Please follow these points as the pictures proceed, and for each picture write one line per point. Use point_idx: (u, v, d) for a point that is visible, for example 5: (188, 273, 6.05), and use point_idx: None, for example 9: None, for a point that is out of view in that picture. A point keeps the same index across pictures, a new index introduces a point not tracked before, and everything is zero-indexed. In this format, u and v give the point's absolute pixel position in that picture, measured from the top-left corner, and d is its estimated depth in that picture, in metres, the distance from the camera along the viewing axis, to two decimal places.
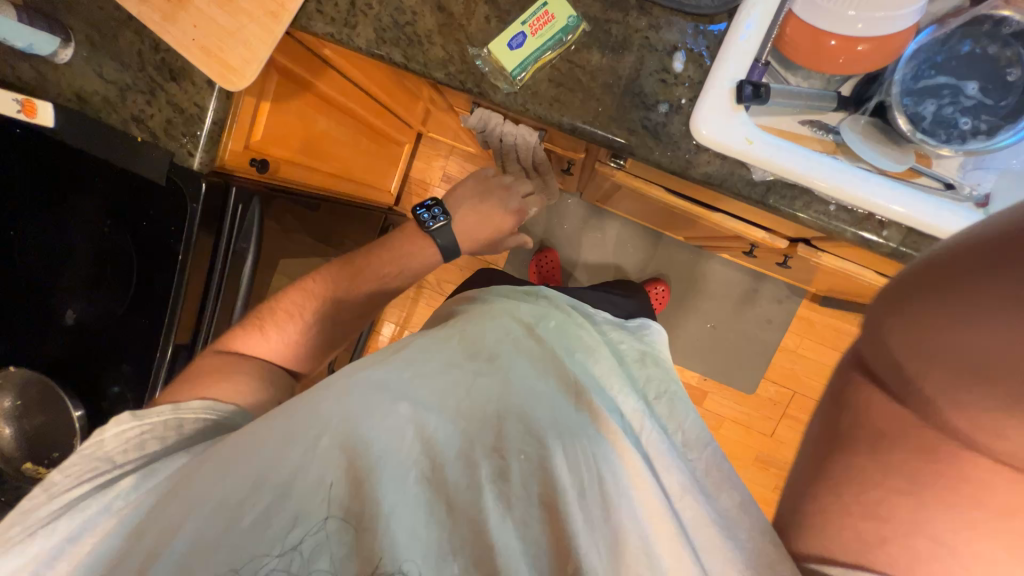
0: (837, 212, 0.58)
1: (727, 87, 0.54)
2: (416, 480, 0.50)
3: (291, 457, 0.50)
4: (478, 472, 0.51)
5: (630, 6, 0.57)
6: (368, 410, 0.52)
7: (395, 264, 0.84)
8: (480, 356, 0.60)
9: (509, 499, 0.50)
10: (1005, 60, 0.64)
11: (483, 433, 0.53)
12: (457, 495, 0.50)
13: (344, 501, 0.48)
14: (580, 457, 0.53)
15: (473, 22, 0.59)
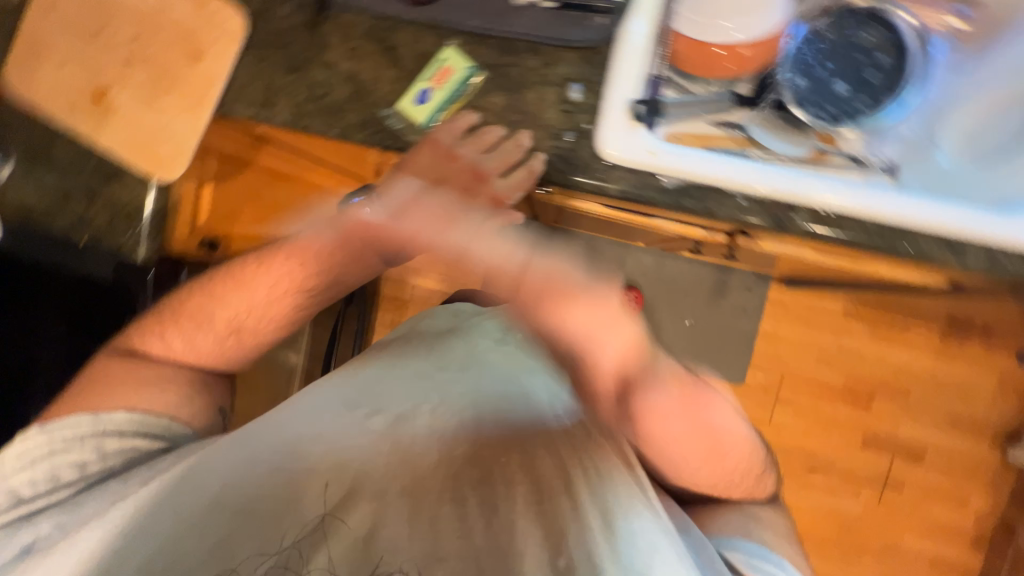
0: (748, 205, 0.60)
1: (623, 107, 0.58)
2: (399, 492, 0.53)
3: (286, 475, 0.55)
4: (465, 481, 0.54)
5: (522, 49, 0.61)
6: (347, 432, 0.58)
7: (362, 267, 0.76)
8: (451, 367, 0.68)
9: (494, 505, 0.53)
10: (873, 43, 0.71)
11: (464, 438, 0.57)
12: (442, 505, 0.52)
13: (333, 505, 0.52)
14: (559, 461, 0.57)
15: (382, 85, 0.63)
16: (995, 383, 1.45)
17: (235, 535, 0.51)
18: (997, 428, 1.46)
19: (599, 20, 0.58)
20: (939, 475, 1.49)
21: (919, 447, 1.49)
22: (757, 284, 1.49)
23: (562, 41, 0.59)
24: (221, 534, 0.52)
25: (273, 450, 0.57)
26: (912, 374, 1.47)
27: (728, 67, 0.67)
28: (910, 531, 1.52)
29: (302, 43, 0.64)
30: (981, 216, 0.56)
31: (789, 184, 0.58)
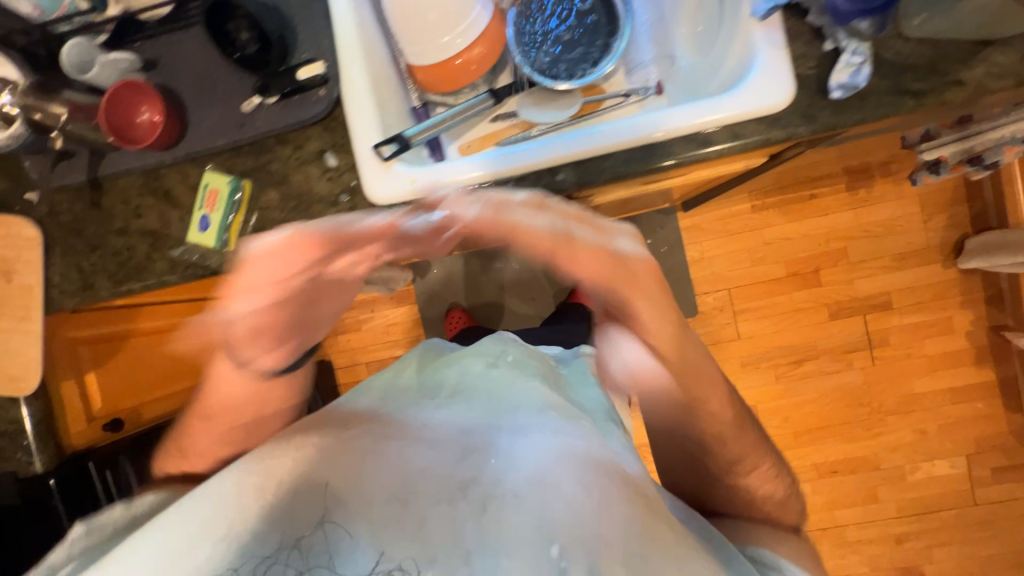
0: (517, 185, 0.63)
1: (371, 154, 0.63)
2: (411, 509, 0.50)
3: (379, 460, 0.54)
4: (476, 491, 0.51)
5: (272, 144, 0.65)
6: (354, 452, 0.54)
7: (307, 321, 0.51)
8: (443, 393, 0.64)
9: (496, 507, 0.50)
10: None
11: (456, 454, 0.54)
12: (437, 507, 0.50)
13: (336, 511, 0.50)
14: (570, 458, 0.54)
15: (172, 227, 0.67)
16: (919, 209, 1.47)
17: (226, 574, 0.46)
18: (943, 247, 1.47)
19: (320, 92, 0.63)
20: (914, 313, 1.49)
21: (883, 297, 1.50)
22: (666, 221, 1.53)
23: (297, 123, 0.64)
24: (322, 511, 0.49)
25: (282, 492, 0.51)
26: (843, 235, 1.50)
27: (470, 70, 0.73)
28: (916, 376, 1.50)
29: (93, 222, 0.69)
30: (716, 101, 0.59)
31: (537, 153, 0.62)
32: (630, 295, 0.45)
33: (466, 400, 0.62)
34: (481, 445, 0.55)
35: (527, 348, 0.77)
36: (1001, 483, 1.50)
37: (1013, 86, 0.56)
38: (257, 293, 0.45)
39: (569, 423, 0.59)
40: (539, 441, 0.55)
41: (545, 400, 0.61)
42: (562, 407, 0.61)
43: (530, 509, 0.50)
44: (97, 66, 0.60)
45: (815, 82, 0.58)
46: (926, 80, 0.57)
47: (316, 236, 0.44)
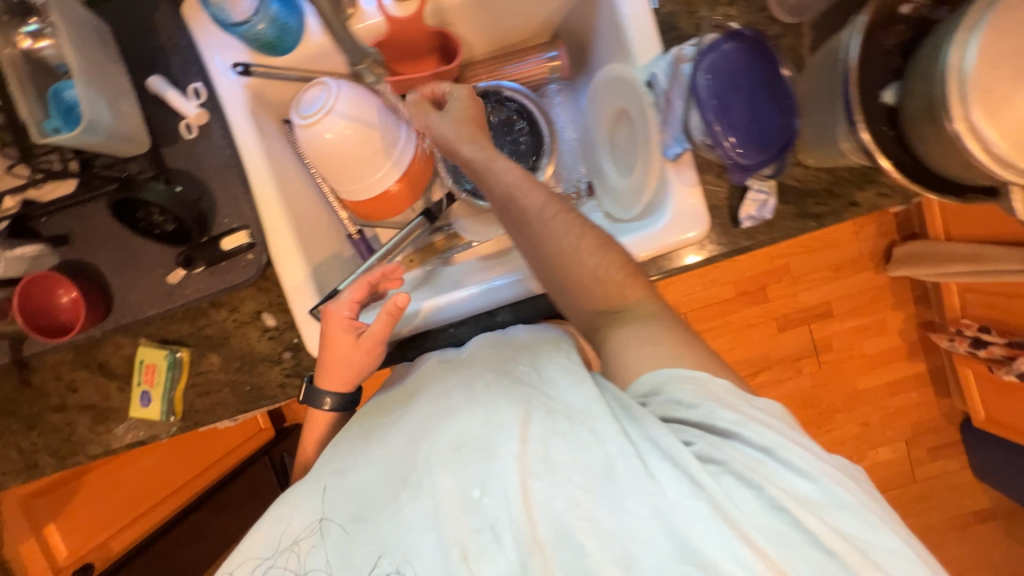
0: (459, 326, 0.67)
1: (309, 317, 0.63)
2: (356, 531, 0.47)
3: (343, 462, 0.52)
4: (407, 502, 0.46)
5: (206, 308, 0.65)
6: (320, 476, 0.53)
7: (348, 365, 0.60)
8: (403, 396, 0.58)
9: (441, 471, 0.46)
10: (501, 115, 0.74)
11: (401, 446, 0.50)
12: (384, 506, 0.47)
13: (330, 506, 0.50)
14: (485, 423, 0.47)
15: (114, 399, 0.66)
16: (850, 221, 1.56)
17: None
18: (874, 255, 1.58)
19: (247, 256, 0.62)
20: (852, 318, 1.61)
21: (824, 306, 1.60)
22: None
23: (228, 288, 0.62)
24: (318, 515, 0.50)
25: (299, 496, 0.52)
26: (784, 251, 1.57)
27: (397, 202, 0.72)
28: (858, 374, 1.63)
29: (26, 402, 0.66)
30: (644, 231, 0.62)
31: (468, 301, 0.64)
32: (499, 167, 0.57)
33: (423, 390, 0.56)
34: (435, 420, 0.50)
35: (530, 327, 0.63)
36: (937, 460, 1.66)
37: (901, 201, 0.61)
38: (364, 366, 0.61)
39: (503, 392, 0.49)
40: (464, 424, 0.48)
41: (488, 360, 0.55)
42: (498, 361, 0.55)
43: (455, 467, 0.46)
44: (3, 263, 0.58)
45: (728, 212, 0.62)
46: (825, 202, 0.61)
47: (377, 327, 0.59)
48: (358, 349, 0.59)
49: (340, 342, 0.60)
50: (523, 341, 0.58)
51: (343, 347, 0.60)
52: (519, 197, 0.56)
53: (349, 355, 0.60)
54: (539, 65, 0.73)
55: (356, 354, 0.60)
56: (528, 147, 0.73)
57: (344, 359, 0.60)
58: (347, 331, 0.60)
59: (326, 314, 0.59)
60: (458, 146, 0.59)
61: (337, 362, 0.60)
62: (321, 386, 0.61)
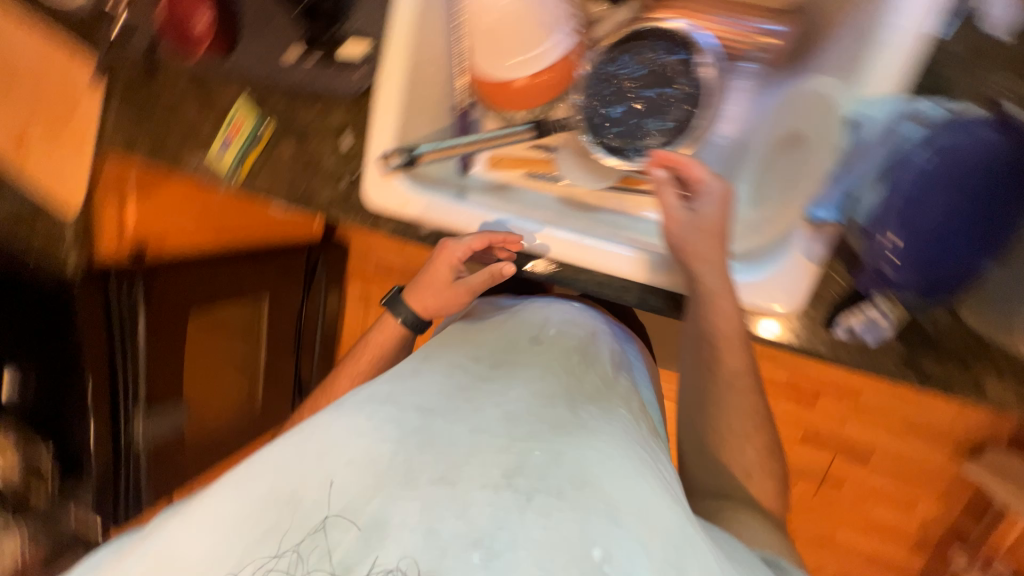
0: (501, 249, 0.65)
1: (379, 159, 0.63)
2: (428, 504, 0.43)
3: (418, 416, 0.51)
4: (506, 496, 0.43)
5: (303, 99, 0.66)
6: (378, 426, 0.50)
7: (435, 298, 0.71)
8: (489, 370, 0.63)
9: (540, 486, 0.44)
10: (670, 69, 0.63)
11: (500, 433, 0.49)
12: (475, 492, 0.44)
13: (375, 467, 0.46)
14: (604, 463, 0.48)
15: (203, 132, 0.72)
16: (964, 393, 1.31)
17: (244, 570, 0.42)
18: (961, 440, 1.34)
19: (358, 73, 0.62)
20: (883, 479, 1.43)
21: (867, 450, 1.41)
22: None
23: (329, 93, 0.64)
24: (370, 482, 0.45)
25: (364, 432, 0.49)
26: (867, 376, 1.37)
27: (513, 98, 0.67)
28: (845, 527, 1.48)
29: (143, 92, 0.74)
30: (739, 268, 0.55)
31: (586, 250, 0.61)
32: (698, 263, 0.53)
33: (514, 378, 0.61)
34: (545, 434, 0.50)
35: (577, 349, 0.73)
36: None
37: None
38: (448, 300, 0.70)
39: (624, 450, 0.52)
40: (584, 456, 0.48)
41: (583, 397, 0.61)
42: (577, 394, 0.61)
43: (574, 494, 0.44)
44: None
45: (828, 309, 0.53)
46: (943, 366, 0.51)
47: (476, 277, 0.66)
48: (449, 286, 0.68)
49: (441, 270, 0.68)
50: (598, 392, 0.65)
51: (442, 278, 0.68)
52: (711, 324, 0.53)
53: (444, 287, 0.69)
54: (746, 32, 0.60)
55: (454, 289, 0.69)
56: (674, 117, 0.63)
57: (438, 288, 0.70)
58: (445, 267, 0.67)
59: (444, 245, 0.64)
60: (675, 227, 0.54)
61: (430, 290, 0.70)
62: (406, 299, 0.73)
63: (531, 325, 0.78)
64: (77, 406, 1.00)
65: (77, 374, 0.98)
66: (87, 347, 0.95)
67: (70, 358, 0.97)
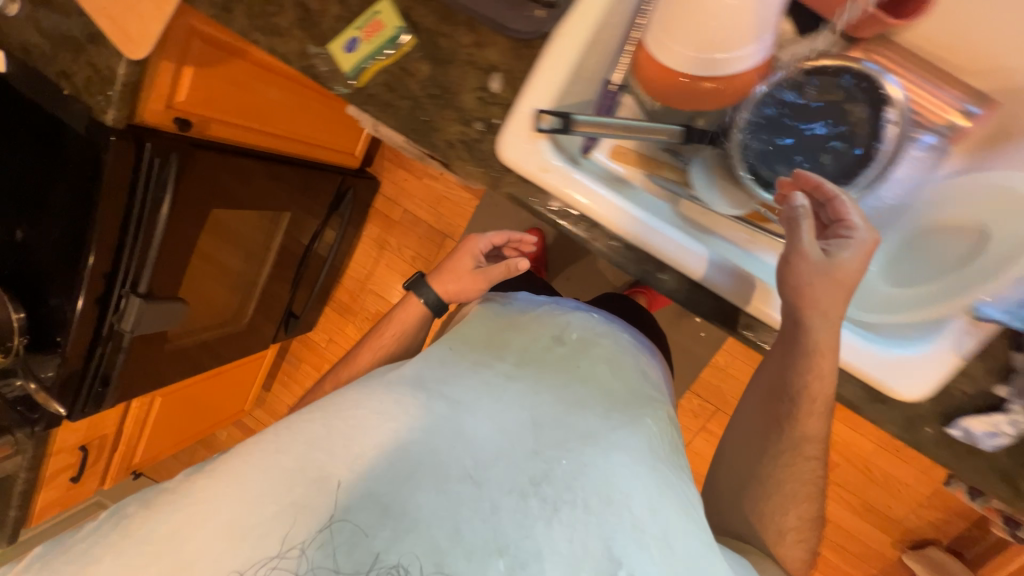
0: (626, 249, 0.60)
1: (529, 115, 0.56)
2: (461, 491, 0.52)
3: (445, 408, 0.57)
4: (529, 503, 0.52)
5: (459, 21, 0.58)
6: (410, 418, 0.56)
7: (458, 282, 0.85)
8: (507, 364, 0.64)
9: (555, 503, 0.52)
10: (852, 117, 0.59)
11: (525, 443, 0.56)
12: (503, 497, 0.52)
13: (405, 463, 0.53)
14: (617, 479, 0.54)
15: (325, 22, 0.63)
16: (928, 494, 1.39)
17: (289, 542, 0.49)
18: (908, 532, 1.43)
19: (537, 12, 0.55)
20: (829, 549, 1.51)
21: (821, 520, 1.49)
22: None
23: (496, 24, 0.56)
24: (401, 473, 0.52)
25: (388, 421, 0.56)
26: (846, 454, 1.43)
27: (684, 95, 0.63)
28: None
29: None
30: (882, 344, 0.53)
31: (665, 242, 0.57)
32: (810, 311, 0.53)
33: (535, 378, 0.63)
34: (568, 445, 0.56)
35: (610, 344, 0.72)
36: None
37: None
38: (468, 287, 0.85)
39: (638, 464, 0.57)
40: (608, 469, 0.54)
41: (604, 402, 0.62)
42: (603, 406, 0.62)
43: (590, 509, 0.52)
44: None
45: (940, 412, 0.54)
46: None
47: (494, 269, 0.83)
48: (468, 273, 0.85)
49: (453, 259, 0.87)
50: (626, 392, 0.65)
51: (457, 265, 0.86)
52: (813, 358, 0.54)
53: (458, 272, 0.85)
54: (942, 105, 0.57)
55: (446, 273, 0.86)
56: (839, 167, 0.60)
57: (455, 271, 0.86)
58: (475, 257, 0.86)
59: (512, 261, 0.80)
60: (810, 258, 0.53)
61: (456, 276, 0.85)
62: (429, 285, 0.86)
63: (555, 323, 0.73)
64: (67, 277, 0.88)
65: (78, 243, 0.86)
66: (99, 219, 0.83)
67: (75, 221, 0.85)
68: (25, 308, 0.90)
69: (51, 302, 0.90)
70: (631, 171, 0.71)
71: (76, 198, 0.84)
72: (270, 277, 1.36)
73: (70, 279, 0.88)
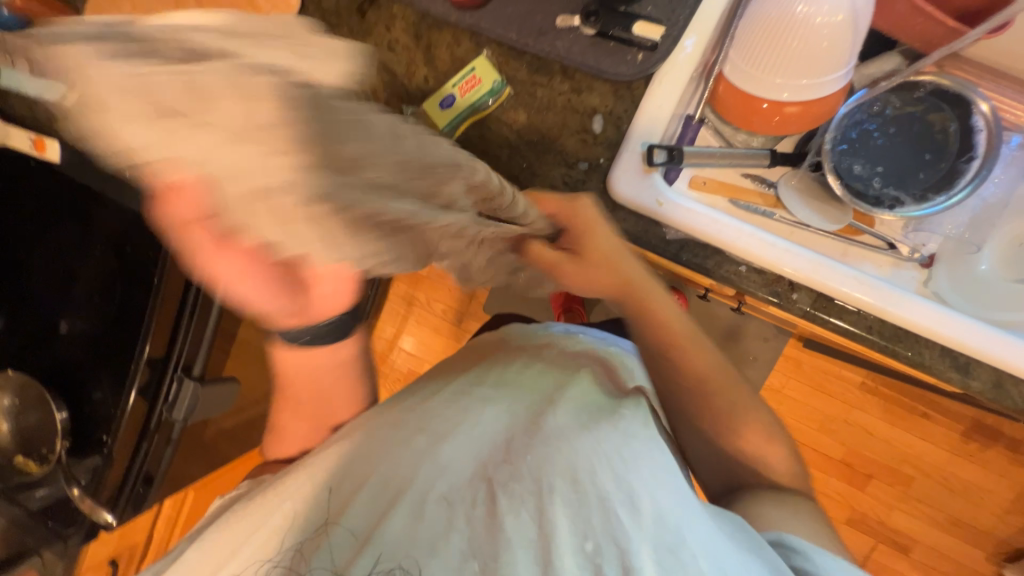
0: (749, 273, 0.58)
1: (639, 152, 0.57)
2: (431, 505, 0.44)
3: (412, 430, 0.52)
4: (497, 507, 0.44)
5: (554, 71, 0.60)
6: (387, 441, 0.52)
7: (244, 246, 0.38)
8: (486, 381, 0.59)
9: (524, 499, 0.44)
10: (937, 124, 0.62)
11: (492, 450, 0.49)
12: (472, 508, 0.44)
13: (374, 486, 0.47)
14: (591, 461, 0.47)
15: (413, 82, 0.64)
16: (1012, 497, 1.34)
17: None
18: (1001, 543, 1.36)
19: (636, 56, 0.57)
20: (921, 573, 1.40)
21: (909, 542, 1.40)
22: (776, 337, 1.36)
23: (594, 71, 0.58)
24: (369, 496, 0.46)
25: (357, 451, 0.52)
26: (921, 467, 1.38)
27: (771, 121, 0.64)
28: None
29: (348, 27, 0.65)
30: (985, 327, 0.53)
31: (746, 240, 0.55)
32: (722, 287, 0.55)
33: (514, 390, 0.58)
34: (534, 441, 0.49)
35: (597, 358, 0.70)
36: None
37: None
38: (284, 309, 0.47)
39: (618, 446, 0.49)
40: (570, 449, 0.48)
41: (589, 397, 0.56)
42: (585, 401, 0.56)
43: (567, 506, 0.44)
44: None
45: None
46: None
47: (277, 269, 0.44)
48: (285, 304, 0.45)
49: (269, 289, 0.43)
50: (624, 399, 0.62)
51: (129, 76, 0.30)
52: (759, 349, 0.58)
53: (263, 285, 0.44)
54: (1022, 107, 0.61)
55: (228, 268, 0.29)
56: (932, 173, 0.62)
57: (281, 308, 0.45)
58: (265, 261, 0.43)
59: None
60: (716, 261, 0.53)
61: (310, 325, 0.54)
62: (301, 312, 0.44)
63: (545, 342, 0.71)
64: (117, 368, 0.82)
65: (133, 331, 0.80)
66: (158, 303, 0.78)
67: (131, 308, 0.80)
68: (67, 407, 0.84)
69: (94, 398, 0.83)
70: (713, 199, 0.68)
71: (133, 282, 0.80)
72: None
73: (120, 371, 0.82)
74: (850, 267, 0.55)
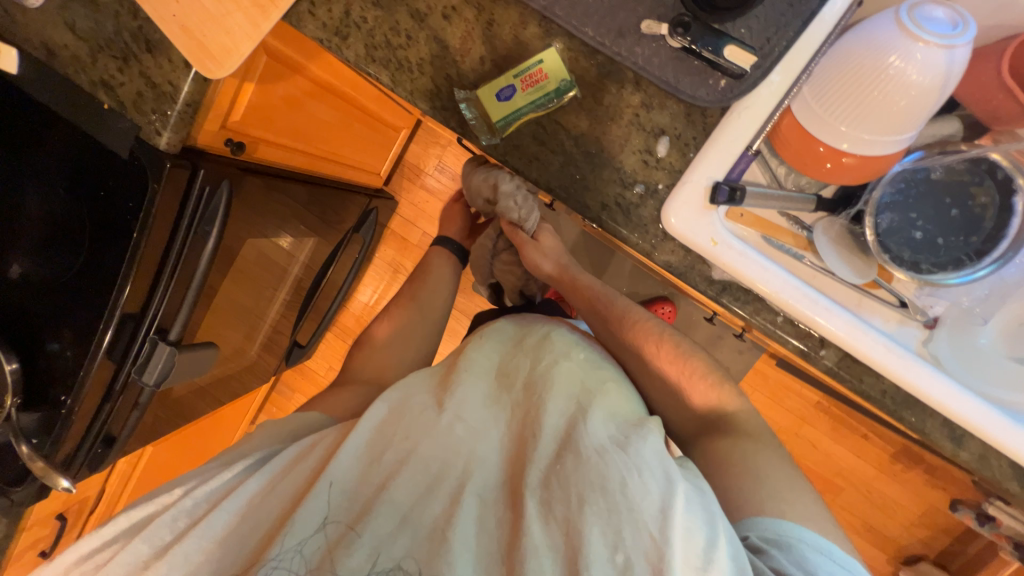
0: (784, 322, 0.59)
1: (704, 185, 0.54)
2: (464, 503, 0.57)
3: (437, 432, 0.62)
4: (525, 510, 0.55)
5: (626, 79, 0.55)
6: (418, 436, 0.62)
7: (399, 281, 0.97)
8: (515, 388, 0.70)
9: (550, 505, 0.56)
10: (978, 198, 0.64)
11: (522, 452, 0.62)
12: (499, 508, 0.58)
13: (419, 481, 0.58)
14: (604, 467, 0.57)
15: (467, 61, 0.57)
16: (918, 514, 1.52)
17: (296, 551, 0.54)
18: (901, 549, 1.56)
19: (719, 82, 0.53)
20: None
21: None
22: (751, 350, 1.41)
23: (669, 89, 0.53)
24: (407, 495, 0.57)
25: (389, 441, 0.62)
26: (850, 479, 1.54)
27: (824, 167, 0.62)
28: None
29: None
30: (966, 394, 0.56)
31: (806, 305, 0.55)
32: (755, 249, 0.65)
33: (537, 391, 0.68)
34: (564, 448, 0.60)
35: (598, 357, 0.77)
36: None
37: None
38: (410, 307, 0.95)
39: (629, 451, 0.60)
40: (596, 462, 0.58)
41: (602, 414, 0.66)
42: (586, 399, 0.67)
43: (589, 501, 0.55)
44: None
45: None
46: None
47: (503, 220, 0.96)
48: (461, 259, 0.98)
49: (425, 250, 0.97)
50: (620, 403, 0.70)
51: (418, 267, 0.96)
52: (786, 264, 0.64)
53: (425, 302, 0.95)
54: None
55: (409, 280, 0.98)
56: (967, 245, 0.64)
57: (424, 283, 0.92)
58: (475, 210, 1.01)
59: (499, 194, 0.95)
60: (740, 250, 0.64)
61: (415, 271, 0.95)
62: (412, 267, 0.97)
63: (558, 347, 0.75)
64: (82, 323, 0.72)
65: (103, 280, 0.70)
66: (136, 258, 0.68)
67: (101, 259, 0.70)
68: (19, 358, 0.74)
69: (51, 351, 0.74)
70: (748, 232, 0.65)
71: (102, 226, 0.70)
72: (286, 302, 1.18)
73: (86, 327, 0.72)
74: (881, 334, 0.56)
